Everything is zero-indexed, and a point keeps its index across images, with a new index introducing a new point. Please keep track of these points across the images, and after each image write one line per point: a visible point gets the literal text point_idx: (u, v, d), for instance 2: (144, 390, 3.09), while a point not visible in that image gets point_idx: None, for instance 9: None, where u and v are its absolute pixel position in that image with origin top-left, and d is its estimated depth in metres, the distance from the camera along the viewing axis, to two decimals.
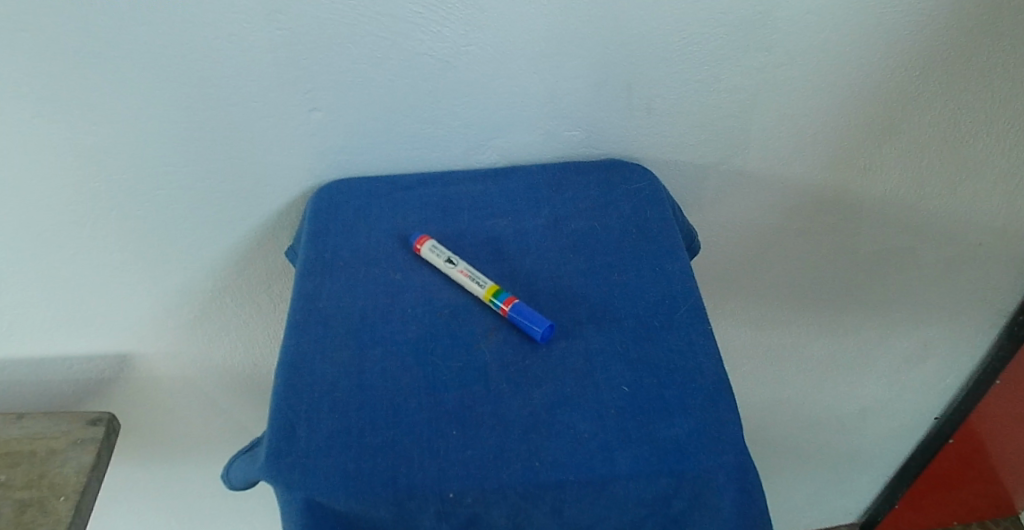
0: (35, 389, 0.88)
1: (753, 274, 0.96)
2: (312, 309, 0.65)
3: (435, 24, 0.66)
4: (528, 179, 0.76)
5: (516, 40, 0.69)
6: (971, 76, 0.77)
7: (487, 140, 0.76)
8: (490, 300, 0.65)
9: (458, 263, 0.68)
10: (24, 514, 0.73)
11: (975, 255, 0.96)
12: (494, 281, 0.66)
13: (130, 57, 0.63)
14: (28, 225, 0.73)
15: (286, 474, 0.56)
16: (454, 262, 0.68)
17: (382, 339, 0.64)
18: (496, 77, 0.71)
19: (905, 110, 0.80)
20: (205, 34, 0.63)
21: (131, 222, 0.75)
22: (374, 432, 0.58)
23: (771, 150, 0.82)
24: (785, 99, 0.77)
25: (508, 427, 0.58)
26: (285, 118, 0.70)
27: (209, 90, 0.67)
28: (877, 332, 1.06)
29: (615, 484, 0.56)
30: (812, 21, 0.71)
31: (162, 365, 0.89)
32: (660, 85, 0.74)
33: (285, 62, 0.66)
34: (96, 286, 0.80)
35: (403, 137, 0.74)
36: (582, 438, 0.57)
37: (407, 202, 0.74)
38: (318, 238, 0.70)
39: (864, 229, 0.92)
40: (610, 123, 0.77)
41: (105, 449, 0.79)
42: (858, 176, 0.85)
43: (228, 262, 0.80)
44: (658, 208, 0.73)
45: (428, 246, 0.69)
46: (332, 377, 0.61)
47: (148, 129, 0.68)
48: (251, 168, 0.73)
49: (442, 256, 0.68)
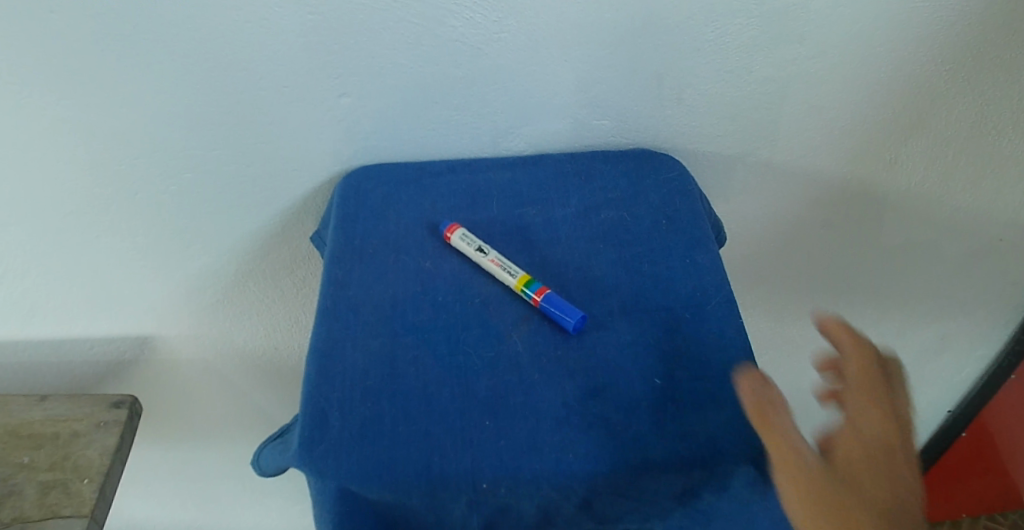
0: (55, 372, 0.88)
1: (775, 265, 0.96)
2: (343, 296, 0.65)
3: (468, 11, 0.65)
4: (557, 168, 0.76)
5: (549, 28, 0.68)
6: (1002, 73, 0.76)
7: (516, 127, 0.75)
8: (521, 290, 0.65)
9: (489, 252, 0.67)
10: (49, 496, 0.74)
11: (995, 249, 0.96)
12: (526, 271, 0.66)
13: (161, 38, 0.62)
14: (53, 208, 0.72)
15: (321, 462, 0.56)
16: (486, 251, 0.67)
17: (414, 327, 0.63)
18: (527, 65, 0.70)
19: (934, 105, 0.79)
20: (235, 18, 0.62)
21: (157, 205, 0.74)
22: (406, 422, 0.58)
23: (799, 142, 0.81)
24: (815, 92, 0.76)
25: (540, 417, 0.58)
26: (315, 103, 0.69)
27: (239, 75, 0.66)
28: (893, 324, 1.06)
29: (648, 477, 0.56)
30: (846, 14, 0.70)
31: (183, 348, 0.89)
32: (690, 76, 0.73)
33: (316, 47, 0.65)
34: (119, 269, 0.79)
35: (432, 123, 0.73)
36: (615, 430, 0.57)
37: (436, 189, 0.73)
38: (348, 225, 0.70)
39: (887, 222, 0.92)
40: (639, 113, 0.76)
41: (128, 432, 0.79)
42: (884, 168, 0.85)
43: (252, 246, 0.80)
44: (688, 200, 0.73)
45: (458, 234, 0.69)
46: (364, 364, 0.61)
47: (175, 112, 0.67)
48: (280, 151, 0.72)
49: (473, 245, 0.68)
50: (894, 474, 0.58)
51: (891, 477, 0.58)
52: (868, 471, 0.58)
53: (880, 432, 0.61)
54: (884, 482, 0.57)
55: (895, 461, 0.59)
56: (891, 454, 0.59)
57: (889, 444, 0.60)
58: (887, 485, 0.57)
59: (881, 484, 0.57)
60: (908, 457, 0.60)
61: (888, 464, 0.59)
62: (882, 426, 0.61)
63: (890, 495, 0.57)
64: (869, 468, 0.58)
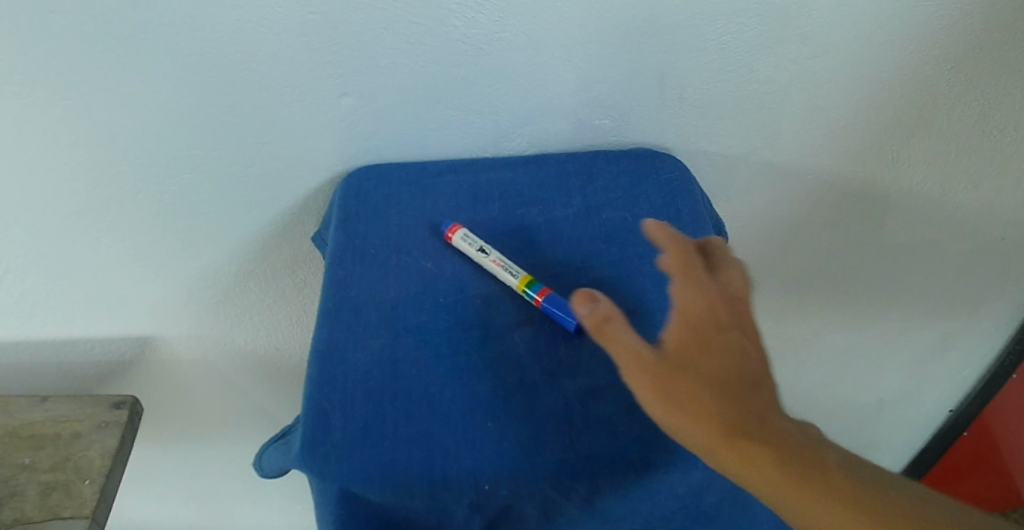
0: (56, 372, 0.88)
1: (776, 263, 0.96)
2: (344, 297, 0.65)
3: (469, 10, 0.65)
4: (559, 167, 0.75)
5: (550, 28, 0.67)
6: (1004, 73, 0.76)
7: (518, 127, 0.75)
8: (523, 291, 0.65)
9: (490, 252, 0.67)
10: (50, 498, 0.74)
11: (995, 249, 0.96)
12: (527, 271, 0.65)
13: (161, 38, 0.62)
14: (53, 209, 0.72)
15: (322, 463, 0.55)
16: (487, 251, 0.67)
17: (416, 328, 0.63)
18: (529, 65, 0.70)
19: (936, 105, 0.79)
20: (236, 17, 0.62)
21: (158, 205, 0.74)
22: (408, 422, 0.58)
23: (800, 142, 0.81)
24: (816, 92, 0.76)
25: (542, 418, 0.58)
26: (315, 103, 0.69)
27: (239, 74, 0.66)
28: (894, 323, 1.06)
29: (651, 478, 0.57)
30: (848, 13, 0.70)
31: (184, 349, 0.88)
32: (692, 76, 0.73)
33: (318, 47, 0.65)
34: (119, 269, 0.79)
35: (433, 123, 0.73)
36: (618, 431, 0.58)
37: (437, 189, 0.73)
38: (349, 224, 0.70)
39: (888, 222, 0.92)
40: (641, 113, 0.76)
41: (129, 433, 0.79)
42: (886, 168, 0.85)
43: (253, 247, 0.80)
44: (689, 199, 0.73)
45: (460, 234, 0.68)
46: (365, 365, 0.61)
47: (175, 112, 0.67)
48: (281, 152, 0.72)
49: (475, 245, 0.68)
50: (724, 342, 0.60)
51: (723, 348, 0.59)
52: (697, 348, 0.59)
53: (709, 305, 0.61)
54: (716, 357, 0.58)
55: (728, 335, 0.60)
56: (720, 327, 0.60)
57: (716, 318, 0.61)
58: (723, 358, 0.59)
59: (717, 355, 0.59)
60: (743, 329, 0.61)
61: (718, 338, 0.60)
62: (710, 308, 0.61)
63: (722, 363, 0.58)
64: (700, 345, 0.59)
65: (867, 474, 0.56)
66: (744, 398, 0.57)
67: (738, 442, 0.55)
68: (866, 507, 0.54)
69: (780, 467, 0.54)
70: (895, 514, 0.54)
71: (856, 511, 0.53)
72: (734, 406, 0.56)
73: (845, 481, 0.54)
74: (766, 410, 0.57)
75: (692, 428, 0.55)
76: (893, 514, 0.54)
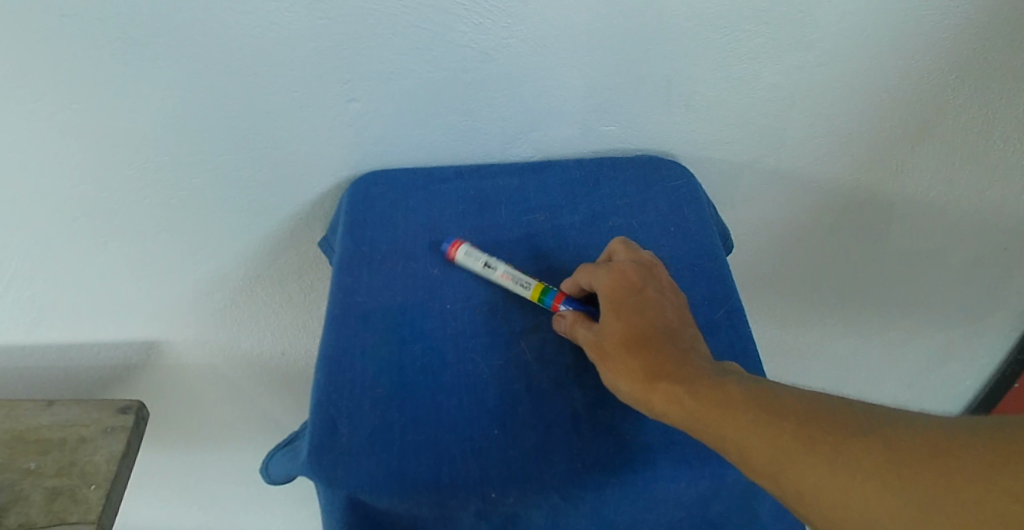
0: (61, 377, 0.88)
1: (782, 270, 0.96)
2: (351, 303, 0.65)
3: (477, 17, 0.65)
4: (565, 174, 0.76)
5: (557, 34, 0.68)
6: (1010, 81, 0.76)
7: (524, 133, 0.75)
8: (538, 302, 0.65)
9: (496, 267, 0.66)
10: (55, 503, 0.74)
11: (999, 257, 0.96)
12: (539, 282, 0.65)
13: (170, 43, 0.62)
14: (59, 213, 0.72)
15: (330, 470, 0.56)
16: (493, 267, 0.66)
17: (423, 335, 0.63)
18: (536, 71, 0.70)
19: (942, 113, 0.79)
20: (244, 23, 0.62)
21: (165, 210, 0.74)
22: (416, 430, 0.58)
23: (806, 150, 0.81)
24: (822, 99, 0.76)
25: (549, 427, 0.58)
26: (323, 109, 0.69)
27: (247, 79, 0.66)
28: (899, 330, 1.07)
29: (657, 487, 0.57)
30: (855, 21, 0.70)
31: (189, 353, 0.88)
32: (699, 83, 0.73)
33: (326, 52, 0.65)
34: (126, 273, 0.79)
35: (440, 128, 0.73)
36: (625, 439, 0.58)
37: (444, 195, 0.73)
38: (356, 230, 0.70)
39: (894, 230, 0.92)
40: (647, 120, 0.76)
41: (135, 437, 0.79)
42: (891, 177, 0.85)
43: (260, 252, 0.80)
44: (696, 207, 0.74)
45: (462, 252, 0.67)
46: (373, 373, 0.61)
47: (183, 117, 0.67)
48: (288, 157, 0.72)
49: (479, 261, 0.66)
50: (645, 303, 0.60)
51: (639, 308, 0.60)
52: (613, 312, 0.60)
53: (625, 272, 0.62)
54: (632, 318, 0.60)
55: (647, 295, 0.61)
56: (639, 290, 0.61)
57: (636, 283, 0.62)
58: (639, 316, 0.60)
59: (640, 317, 0.60)
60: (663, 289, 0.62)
61: (636, 298, 0.61)
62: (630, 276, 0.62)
63: (642, 320, 0.59)
64: (616, 310, 0.60)
65: (795, 394, 0.53)
66: (661, 348, 0.58)
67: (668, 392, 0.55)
68: (789, 421, 0.51)
69: (694, 399, 0.54)
70: (819, 424, 0.50)
71: (777, 426, 0.51)
72: (650, 357, 0.57)
73: (765, 401, 0.52)
74: (689, 356, 0.57)
75: (615, 381, 0.57)
76: (816, 424, 0.50)
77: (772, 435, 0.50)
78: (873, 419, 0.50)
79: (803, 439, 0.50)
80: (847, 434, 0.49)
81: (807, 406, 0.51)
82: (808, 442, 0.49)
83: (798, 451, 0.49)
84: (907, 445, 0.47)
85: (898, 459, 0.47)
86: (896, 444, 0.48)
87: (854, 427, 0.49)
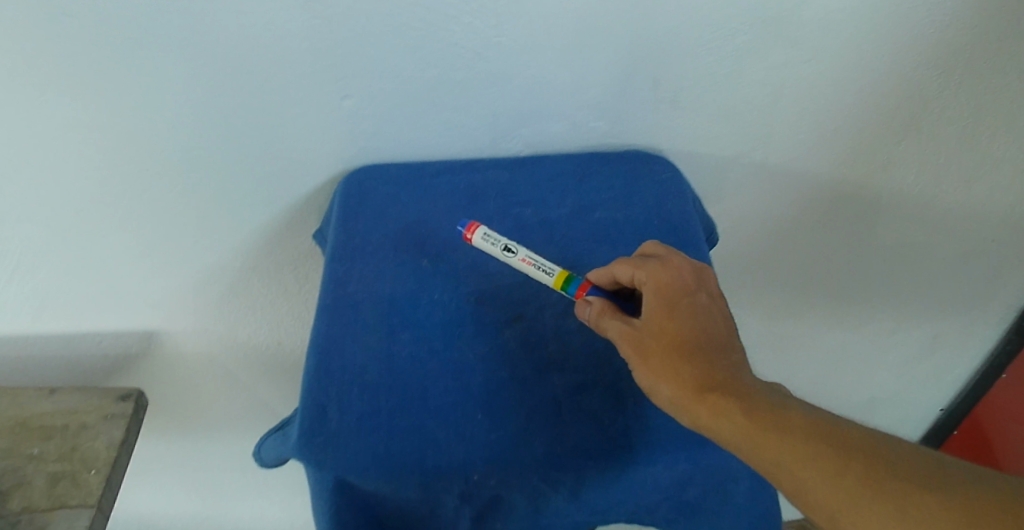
0: (63, 365, 0.90)
1: (769, 263, 0.98)
2: (342, 293, 0.67)
3: (467, 15, 0.67)
4: (554, 168, 0.78)
5: (546, 32, 0.69)
6: (991, 79, 0.78)
7: (514, 129, 0.77)
8: (561, 290, 0.66)
9: (517, 252, 0.67)
10: (57, 487, 0.76)
11: (986, 251, 0.98)
12: (562, 269, 0.66)
13: (168, 41, 0.64)
14: (61, 205, 0.74)
15: (319, 453, 0.58)
16: (514, 251, 0.67)
17: (411, 324, 0.65)
18: (526, 68, 0.72)
19: (926, 109, 0.80)
20: (241, 21, 0.64)
21: (165, 203, 0.76)
22: (402, 415, 0.60)
23: (791, 145, 0.83)
24: (806, 96, 0.78)
25: (532, 411, 0.61)
26: (318, 105, 0.71)
27: (244, 77, 0.68)
28: (887, 323, 1.08)
29: (634, 469, 0.60)
30: (837, 19, 0.71)
31: (188, 343, 0.91)
32: (685, 79, 0.75)
33: (321, 50, 0.67)
34: (127, 265, 0.81)
35: (432, 124, 0.75)
36: (604, 424, 0.61)
37: (434, 188, 0.75)
38: (347, 222, 0.71)
39: (879, 224, 0.93)
40: (634, 116, 0.78)
41: (134, 425, 0.81)
42: (875, 172, 0.87)
43: (257, 245, 0.82)
44: (679, 201, 0.75)
45: (480, 234, 0.68)
46: (362, 359, 0.62)
47: (181, 113, 0.69)
48: (283, 152, 0.74)
49: (499, 245, 0.68)
50: (696, 308, 0.61)
51: (689, 312, 0.60)
52: (664, 314, 0.61)
53: (679, 278, 0.62)
54: (682, 322, 0.60)
55: (699, 302, 0.61)
56: (689, 294, 0.62)
57: (687, 287, 0.62)
58: (691, 323, 0.60)
59: (690, 323, 0.60)
60: (712, 295, 0.62)
61: (687, 303, 0.61)
62: (681, 278, 0.62)
63: (691, 326, 0.60)
64: (665, 313, 0.61)
65: (848, 426, 0.54)
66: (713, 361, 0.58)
67: (718, 404, 0.55)
68: (843, 452, 0.52)
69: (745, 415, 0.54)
70: (878, 462, 0.51)
71: (834, 457, 0.52)
72: (700, 368, 0.58)
73: (821, 430, 0.53)
74: (740, 373, 0.58)
75: (659, 386, 0.58)
76: (871, 459, 0.51)
77: (829, 466, 0.52)
78: (924, 462, 0.51)
79: (865, 479, 0.51)
80: (900, 474, 0.51)
81: (870, 447, 0.52)
82: (871, 485, 0.50)
83: (859, 492, 0.50)
84: (961, 491, 0.49)
85: (951, 503, 0.49)
86: (951, 489, 0.49)
87: (907, 468, 0.51)
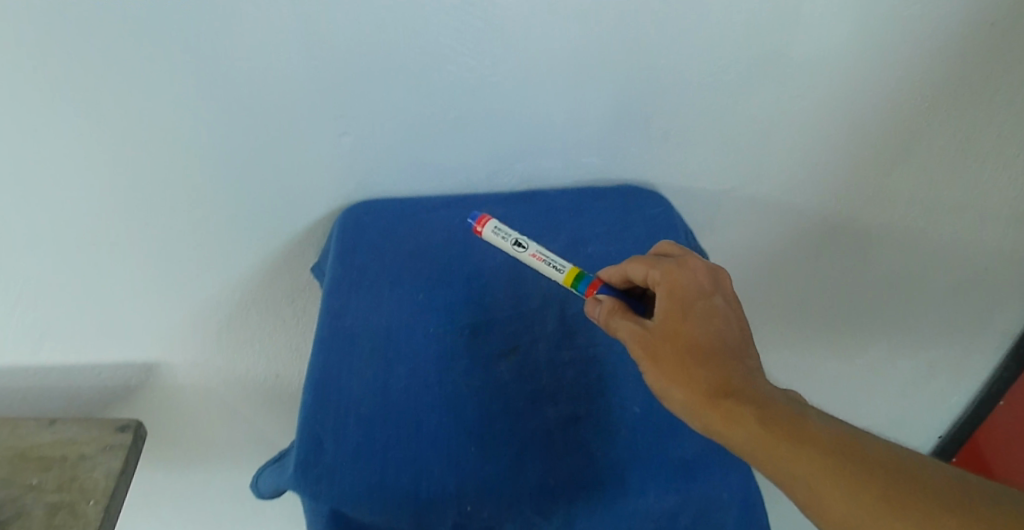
0: (65, 398, 0.91)
1: (762, 295, 1.00)
2: (339, 326, 0.68)
3: (462, 56, 0.69)
4: (548, 203, 0.79)
5: (538, 73, 0.72)
6: (974, 115, 0.80)
7: (510, 165, 0.79)
8: (572, 285, 0.68)
9: (528, 247, 0.70)
10: (55, 517, 0.76)
11: (976, 281, 0.99)
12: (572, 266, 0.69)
13: (172, 82, 0.66)
14: (66, 241, 0.76)
15: (315, 485, 0.59)
16: (524, 246, 0.70)
17: (406, 356, 0.66)
18: (520, 107, 0.74)
19: (911, 145, 0.82)
20: (242, 64, 0.66)
21: (167, 237, 0.78)
22: (397, 447, 0.61)
23: (780, 180, 0.85)
24: (793, 133, 0.80)
25: (525, 443, 0.62)
26: (318, 142, 0.73)
27: (245, 116, 0.70)
28: (881, 353, 1.09)
29: (625, 501, 0.61)
30: (820, 60, 0.74)
31: (189, 375, 0.92)
32: (675, 117, 0.77)
33: (320, 89, 0.69)
34: (129, 298, 0.83)
35: (429, 160, 0.77)
36: (595, 455, 0.62)
37: (430, 223, 0.76)
38: (345, 256, 0.73)
39: (870, 256, 0.95)
40: (627, 152, 0.80)
41: (133, 455, 0.82)
42: (864, 206, 0.88)
43: (257, 278, 0.84)
44: (671, 234, 0.78)
45: (491, 227, 0.71)
46: (357, 392, 0.64)
47: (184, 151, 0.71)
48: (284, 188, 0.76)
49: (509, 239, 0.71)
50: (712, 313, 0.62)
51: (704, 316, 0.62)
52: (679, 318, 0.62)
53: (695, 282, 0.64)
54: (697, 326, 0.61)
55: (715, 305, 0.63)
56: (705, 299, 0.63)
57: (703, 293, 0.63)
58: (706, 326, 0.61)
59: (705, 328, 0.61)
60: (728, 300, 0.63)
61: (703, 306, 0.62)
62: (697, 284, 0.64)
63: (706, 330, 0.61)
64: (682, 316, 0.62)
65: (862, 436, 0.54)
66: (727, 366, 0.59)
67: (732, 410, 0.56)
68: (858, 463, 0.52)
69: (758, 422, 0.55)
70: (893, 476, 0.51)
71: (848, 469, 0.52)
72: (714, 372, 0.59)
73: (836, 439, 0.54)
74: (755, 378, 0.59)
75: (673, 390, 0.59)
76: (886, 471, 0.52)
77: (842, 477, 0.52)
78: (941, 476, 0.51)
79: (880, 493, 0.51)
80: (915, 487, 0.51)
81: (888, 459, 0.53)
82: (882, 497, 0.51)
83: (868, 503, 0.51)
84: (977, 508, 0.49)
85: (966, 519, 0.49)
86: (967, 505, 0.49)
87: (923, 482, 0.51)
